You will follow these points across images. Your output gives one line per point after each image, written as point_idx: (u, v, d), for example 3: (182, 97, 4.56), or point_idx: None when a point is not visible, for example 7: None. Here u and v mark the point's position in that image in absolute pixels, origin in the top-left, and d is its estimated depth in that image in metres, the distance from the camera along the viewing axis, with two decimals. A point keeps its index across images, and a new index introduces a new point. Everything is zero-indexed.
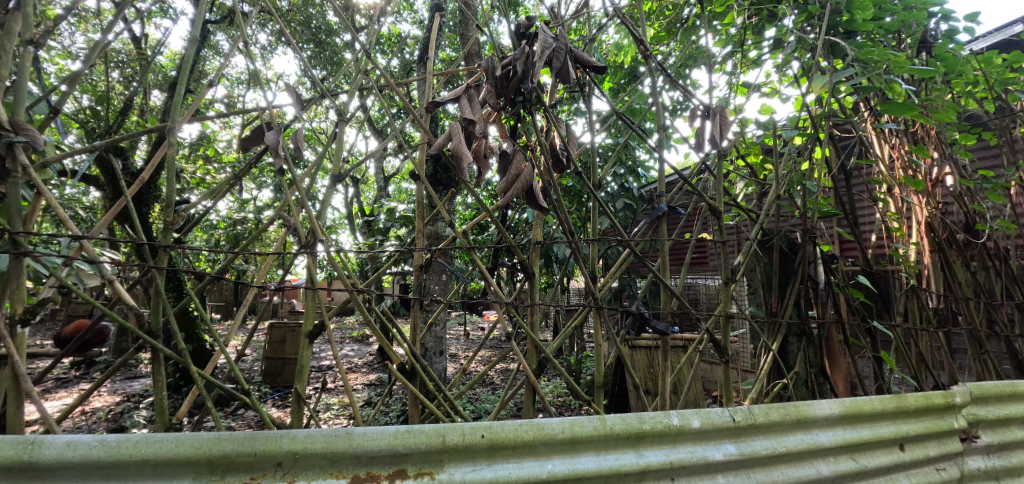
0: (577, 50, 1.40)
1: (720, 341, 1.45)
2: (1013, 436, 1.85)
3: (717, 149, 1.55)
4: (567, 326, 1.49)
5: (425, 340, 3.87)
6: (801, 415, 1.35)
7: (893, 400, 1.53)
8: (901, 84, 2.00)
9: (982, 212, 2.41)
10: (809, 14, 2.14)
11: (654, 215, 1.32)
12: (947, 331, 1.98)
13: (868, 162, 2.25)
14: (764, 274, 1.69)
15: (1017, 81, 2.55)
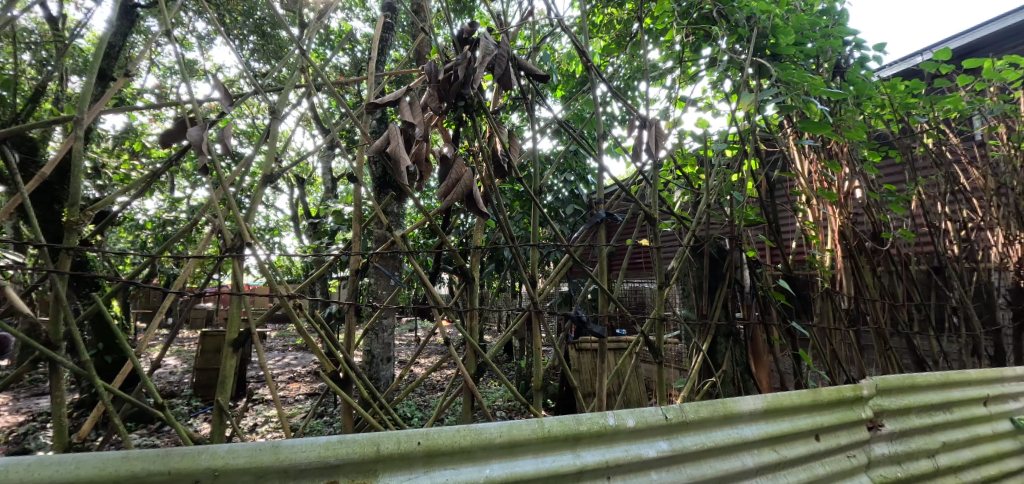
0: (521, 57, 1.41)
1: (654, 343, 1.50)
2: (911, 423, 2.05)
3: (653, 159, 1.62)
4: (510, 328, 1.49)
5: (371, 347, 3.76)
6: (727, 410, 1.42)
7: (810, 394, 1.65)
8: (817, 105, 2.18)
9: (886, 223, 2.65)
10: (739, 36, 2.29)
11: (593, 221, 1.35)
12: (857, 330, 2.16)
13: (790, 175, 2.43)
14: (695, 278, 1.78)
15: (916, 106, 2.85)
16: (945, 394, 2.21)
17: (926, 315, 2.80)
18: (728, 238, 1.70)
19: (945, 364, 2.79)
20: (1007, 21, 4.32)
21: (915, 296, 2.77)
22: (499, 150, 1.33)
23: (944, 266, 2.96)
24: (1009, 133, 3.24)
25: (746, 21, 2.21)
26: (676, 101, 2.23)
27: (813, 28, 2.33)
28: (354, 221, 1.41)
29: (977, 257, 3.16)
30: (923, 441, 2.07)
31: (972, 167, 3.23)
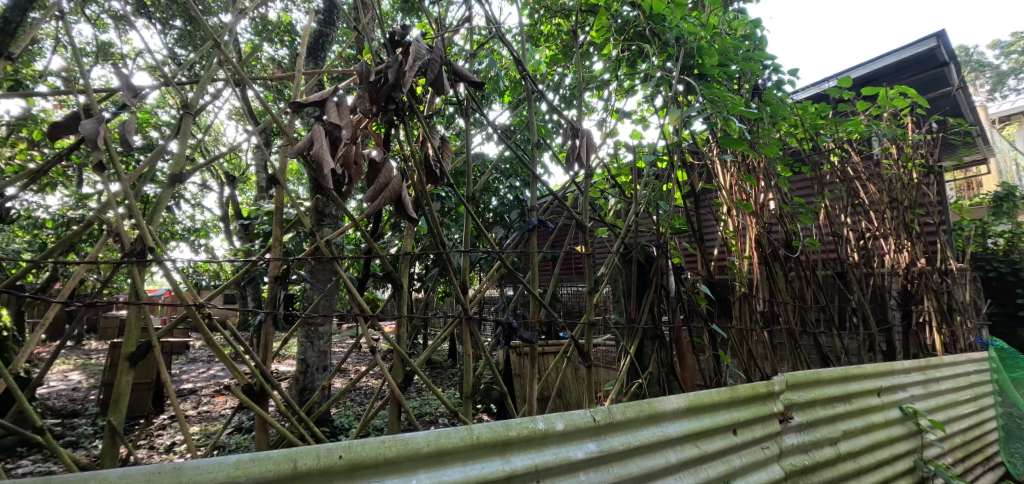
0: (456, 62, 1.41)
1: (584, 347, 1.54)
2: (816, 415, 2.24)
3: (585, 168, 1.67)
4: (441, 333, 1.47)
5: (306, 355, 3.57)
6: (653, 410, 1.49)
7: (728, 392, 1.77)
8: (736, 123, 2.35)
9: (797, 232, 2.89)
10: (670, 54, 2.42)
11: (525, 228, 1.38)
12: (770, 331, 2.34)
13: (713, 187, 2.59)
14: (624, 283, 1.85)
15: (824, 127, 3.14)
16: (845, 387, 2.44)
17: (830, 315, 3.08)
18: (654, 245, 1.79)
19: (846, 359, 3.08)
20: (902, 54, 4.88)
21: (821, 298, 3.04)
22: (429, 154, 1.31)
23: (845, 272, 3.28)
24: (899, 153, 3.65)
25: (675, 41, 2.35)
26: (610, 112, 2.31)
27: (735, 52, 2.51)
28: (276, 225, 1.34)
29: (873, 263, 3.52)
30: (826, 431, 2.27)
31: (868, 183, 3.60)
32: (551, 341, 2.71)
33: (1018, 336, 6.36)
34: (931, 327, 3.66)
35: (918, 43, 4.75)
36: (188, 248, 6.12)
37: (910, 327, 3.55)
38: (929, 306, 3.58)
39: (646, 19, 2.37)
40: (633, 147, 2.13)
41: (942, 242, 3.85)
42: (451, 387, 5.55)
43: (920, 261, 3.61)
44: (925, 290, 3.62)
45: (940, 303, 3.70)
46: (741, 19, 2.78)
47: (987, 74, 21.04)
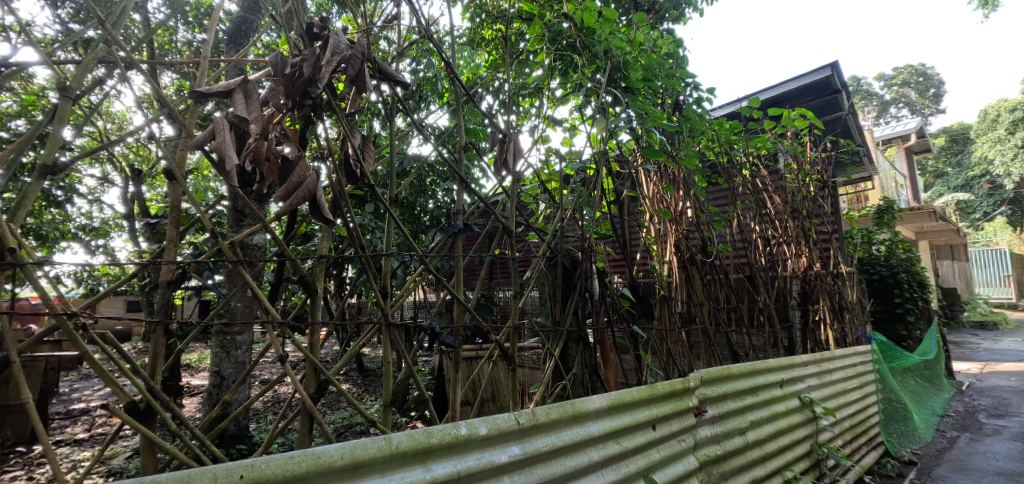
0: (381, 60, 1.37)
1: (509, 350, 1.55)
2: (727, 407, 2.41)
3: (512, 173, 1.68)
4: (360, 339, 1.41)
5: (221, 367, 3.29)
6: (576, 410, 1.52)
7: (648, 389, 1.85)
8: (657, 134, 2.47)
9: (712, 238, 3.10)
10: (598, 66, 2.51)
11: (451, 231, 1.36)
12: (686, 330, 2.48)
13: (637, 194, 2.72)
14: (550, 287, 1.88)
15: (736, 141, 3.40)
16: (752, 381, 2.65)
17: (740, 316, 3.32)
18: (578, 249, 1.84)
19: (754, 354, 3.35)
20: (803, 80, 5.50)
21: (732, 299, 3.27)
22: (350, 154, 1.26)
23: (753, 275, 3.56)
24: (799, 168, 4.03)
25: (603, 54, 2.44)
26: (541, 119, 2.35)
27: (659, 68, 2.65)
28: (170, 225, 1.22)
29: (776, 267, 3.85)
30: (736, 422, 2.46)
31: (774, 194, 3.95)
32: (475, 345, 2.69)
33: (894, 330, 7.28)
34: (824, 324, 4.08)
35: (816, 71, 5.38)
36: (83, 250, 5.45)
37: (807, 324, 3.93)
38: (822, 306, 3.98)
39: (576, 31, 2.44)
40: (562, 153, 2.18)
41: (833, 248, 4.30)
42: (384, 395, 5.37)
43: (815, 264, 4.02)
44: (819, 291, 4.04)
45: (832, 302, 4.14)
46: (666, 38, 2.96)
47: (872, 102, 23.92)
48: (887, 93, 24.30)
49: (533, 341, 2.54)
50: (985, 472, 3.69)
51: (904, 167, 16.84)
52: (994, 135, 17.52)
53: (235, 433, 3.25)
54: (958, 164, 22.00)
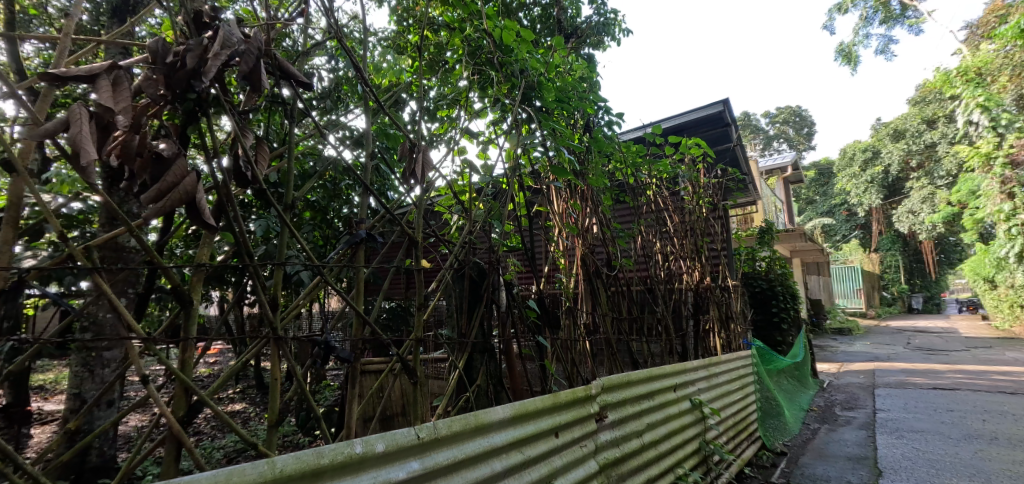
0: (280, 56, 1.29)
1: (411, 364, 1.51)
2: (625, 411, 2.56)
3: (419, 183, 1.64)
4: (245, 354, 1.30)
5: (82, 389, 2.84)
6: (479, 422, 1.51)
7: (551, 398, 1.90)
8: (565, 153, 2.57)
9: (616, 253, 3.27)
10: (512, 83, 2.56)
11: (352, 241, 1.31)
12: (589, 341, 2.59)
13: (545, 208, 2.80)
14: (456, 299, 1.86)
15: (640, 164, 3.66)
16: (649, 386, 2.83)
17: (640, 326, 3.54)
18: (487, 262, 1.85)
19: (652, 361, 3.59)
20: (700, 112, 6.08)
21: (633, 311, 3.48)
22: (239, 155, 1.16)
23: (653, 288, 3.83)
24: (695, 191, 4.42)
25: (518, 73, 2.50)
26: (456, 131, 2.35)
27: (573, 91, 2.76)
28: (7, 222, 1.05)
29: (672, 281, 4.16)
30: (633, 425, 2.61)
31: (672, 214, 4.28)
32: (380, 358, 2.59)
33: (772, 337, 8.20)
34: (713, 332, 4.48)
35: (710, 105, 5.98)
36: None
37: (698, 333, 4.30)
38: (710, 316, 4.37)
39: (494, 47, 2.47)
40: (475, 165, 2.19)
41: (722, 263, 4.75)
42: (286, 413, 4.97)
43: (705, 279, 4.41)
44: (709, 303, 4.44)
45: (718, 313, 4.57)
46: (580, 62, 3.15)
47: (758, 135, 27.06)
48: (769, 128, 27.63)
49: (441, 353, 2.49)
50: (838, 457, 4.25)
51: (782, 194, 19.19)
52: (850, 170, 20.61)
53: (97, 465, 2.82)
54: (822, 193, 25.54)
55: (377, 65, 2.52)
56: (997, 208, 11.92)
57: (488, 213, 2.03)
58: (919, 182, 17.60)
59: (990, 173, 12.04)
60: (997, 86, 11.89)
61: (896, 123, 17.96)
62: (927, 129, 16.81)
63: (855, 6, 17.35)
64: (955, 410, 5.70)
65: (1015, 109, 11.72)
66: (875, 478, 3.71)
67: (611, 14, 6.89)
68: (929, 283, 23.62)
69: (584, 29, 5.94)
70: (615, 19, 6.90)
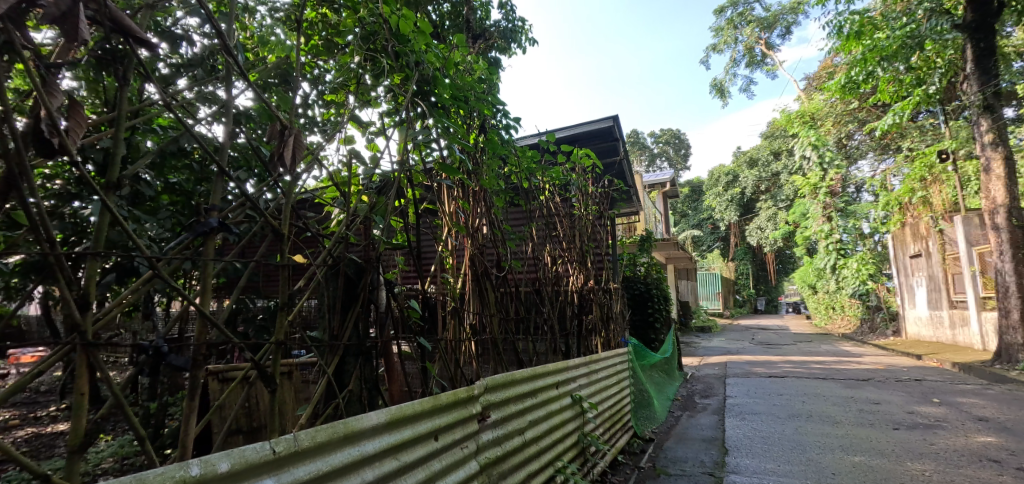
0: (111, 5, 1.06)
1: (268, 370, 1.35)
2: (507, 410, 2.59)
3: (287, 171, 1.47)
4: (40, 363, 1.04)
5: None
6: (349, 430, 1.41)
7: (430, 401, 1.84)
8: (457, 149, 2.51)
9: (506, 255, 3.29)
10: (404, 75, 2.42)
11: (198, 230, 1.13)
12: (474, 341, 2.56)
13: (434, 206, 2.71)
14: (328, 299, 1.71)
15: (533, 170, 3.77)
16: (532, 384, 2.91)
17: (526, 326, 3.62)
18: (365, 259, 1.74)
19: (537, 361, 3.69)
20: (592, 125, 6.50)
21: (521, 311, 3.54)
22: (41, 118, 0.93)
23: (540, 289, 3.94)
24: (582, 200, 4.69)
25: (413, 65, 2.37)
26: (346, 116, 2.15)
27: (471, 91, 2.73)
28: None
29: (560, 282, 4.31)
30: (516, 423, 2.66)
31: (562, 220, 4.46)
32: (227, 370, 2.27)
33: (646, 335, 8.99)
34: (594, 332, 4.75)
35: (602, 120, 6.43)
36: None
37: (581, 332, 4.53)
38: (592, 317, 4.63)
39: (390, 34, 2.32)
40: (375, 155, 2.02)
41: (605, 267, 5.07)
42: (129, 427, 4.26)
43: (588, 281, 4.67)
44: (591, 304, 4.71)
45: (599, 314, 4.87)
46: (481, 65, 3.16)
47: (643, 153, 29.70)
48: (653, 147, 30.42)
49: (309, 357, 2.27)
50: (695, 440, 4.77)
51: (660, 207, 21.21)
52: (715, 189, 23.46)
53: None
54: (693, 208, 28.78)
55: (260, 37, 2.26)
56: (819, 228, 14.44)
57: (372, 207, 1.89)
58: (765, 203, 20.63)
59: (816, 199, 14.53)
60: (824, 129, 14.40)
61: (751, 152, 20.86)
62: (774, 159, 19.80)
63: (725, 47, 19.84)
64: (784, 394, 6.74)
65: (835, 149, 14.31)
66: (722, 456, 4.22)
67: (518, 22, 7.05)
68: (770, 288, 27.85)
69: (492, 33, 6.02)
70: (523, 27, 7.11)
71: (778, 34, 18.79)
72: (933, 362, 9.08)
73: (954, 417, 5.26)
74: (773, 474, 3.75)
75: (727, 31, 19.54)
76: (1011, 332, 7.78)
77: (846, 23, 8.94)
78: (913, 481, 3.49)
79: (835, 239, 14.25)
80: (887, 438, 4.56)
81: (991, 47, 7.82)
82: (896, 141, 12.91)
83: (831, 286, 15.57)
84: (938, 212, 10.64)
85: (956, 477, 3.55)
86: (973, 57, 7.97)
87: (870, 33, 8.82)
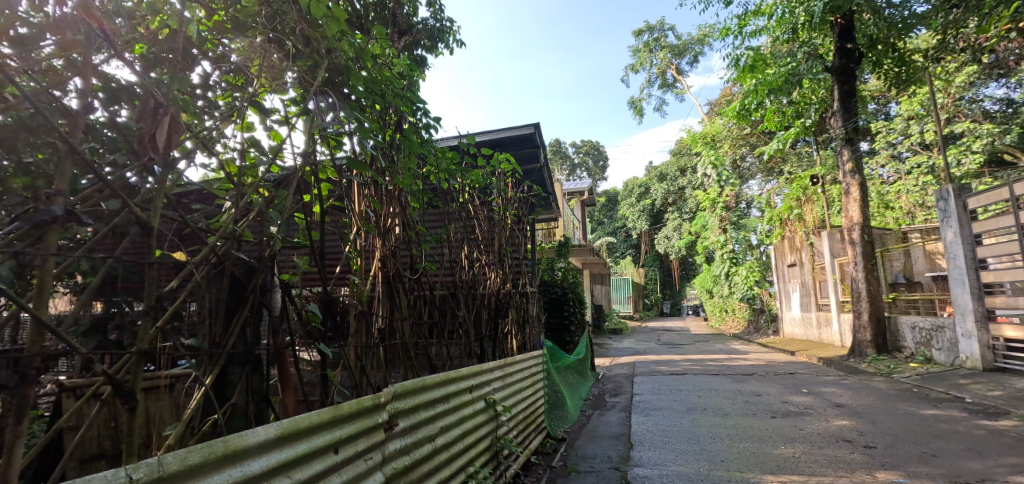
0: None
1: (125, 384, 1.18)
2: (416, 416, 2.49)
3: (162, 157, 1.29)
4: None
5: None
6: (230, 449, 1.26)
7: (329, 412, 1.71)
8: (368, 146, 2.34)
9: (420, 257, 3.18)
10: (313, 64, 2.20)
11: (37, 219, 0.96)
12: (381, 347, 2.43)
13: (341, 204, 2.52)
14: (208, 303, 1.52)
15: (450, 171, 3.70)
16: (444, 389, 2.84)
17: (439, 329, 3.54)
18: (258, 259, 1.59)
19: (450, 365, 3.61)
20: (514, 131, 6.58)
21: (434, 315, 3.45)
22: None
23: (456, 291, 3.88)
24: (501, 204, 4.69)
25: (324, 52, 2.16)
26: (252, 102, 1.91)
27: (390, 86, 2.60)
28: None
29: (476, 285, 4.26)
30: (426, 430, 2.58)
31: (481, 223, 4.44)
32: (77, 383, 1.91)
33: (562, 337, 9.25)
34: (509, 335, 4.77)
35: (523, 126, 6.53)
36: None
37: (496, 336, 4.54)
38: (506, 320, 4.65)
39: (299, 17, 2.11)
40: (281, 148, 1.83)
41: (522, 271, 5.12)
42: None
43: (504, 285, 4.69)
44: (507, 308, 4.73)
45: (515, 316, 4.91)
46: (401, 59, 3.03)
47: (563, 162, 30.71)
48: (573, 157, 31.57)
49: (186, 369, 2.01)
50: (605, 437, 4.97)
51: (579, 215, 22.05)
52: (628, 200, 24.90)
53: None
54: (608, 217, 30.25)
55: None
56: (716, 238, 15.84)
57: (269, 202, 1.71)
58: (671, 214, 22.24)
59: (714, 213, 15.92)
60: (722, 149, 15.86)
61: (661, 167, 22.40)
62: (680, 173, 21.43)
63: (641, 68, 21.15)
64: (683, 390, 7.27)
65: (731, 168, 15.80)
66: (628, 450, 4.43)
67: (446, 22, 6.95)
68: (674, 293, 30.05)
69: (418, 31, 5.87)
70: (450, 28, 7.02)
71: (687, 61, 20.42)
72: (804, 357, 10.31)
73: (818, 404, 6.01)
74: (672, 464, 4.01)
75: (643, 54, 20.85)
76: (861, 331, 9.07)
77: (742, 56, 9.93)
78: (786, 462, 3.91)
79: (729, 249, 15.73)
80: (766, 426, 5.08)
81: (852, 89, 9.12)
82: (780, 164, 14.56)
83: (725, 291, 17.12)
84: (809, 227, 12.16)
85: (820, 456, 4.03)
86: (839, 96, 9.24)
87: (760, 68, 9.90)
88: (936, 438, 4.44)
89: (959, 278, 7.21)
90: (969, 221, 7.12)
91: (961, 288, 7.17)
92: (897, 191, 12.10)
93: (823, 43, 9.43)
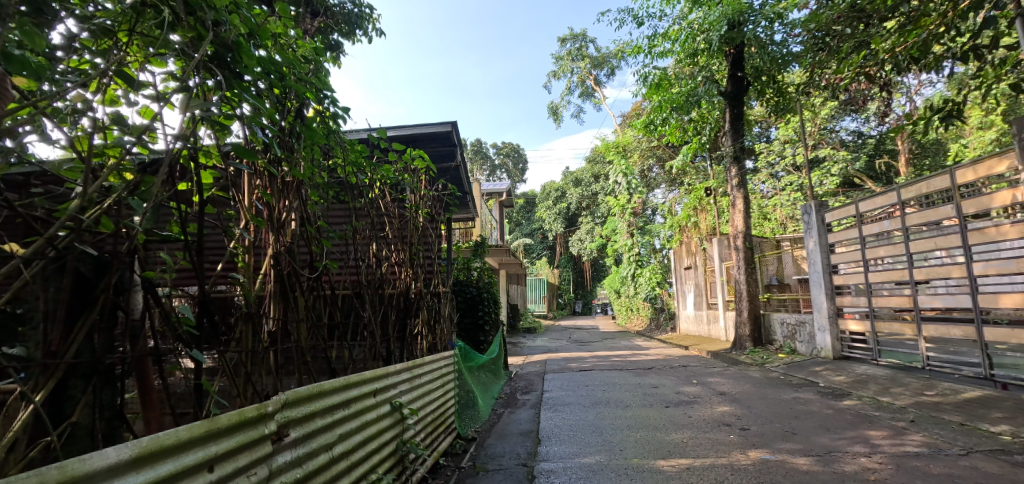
0: None
1: None
2: (311, 424, 2.33)
3: None
4: None
5: None
6: (69, 475, 1.08)
7: (203, 425, 1.54)
8: (261, 134, 2.11)
9: (321, 254, 2.96)
10: (198, 37, 1.92)
11: None
12: (270, 351, 2.22)
13: (226, 194, 2.26)
14: (44, 304, 1.29)
15: (357, 165, 3.49)
16: (344, 394, 2.69)
17: (341, 331, 3.32)
18: (113, 255, 1.38)
19: (352, 368, 3.42)
20: (431, 127, 6.44)
21: (336, 317, 3.23)
22: None
23: (361, 291, 3.68)
24: (413, 202, 4.54)
25: (211, 24, 1.89)
26: (117, 74, 1.65)
27: (293, 71, 2.36)
28: None
29: (383, 285, 4.07)
30: (322, 439, 2.41)
31: (391, 220, 4.27)
32: None
33: (476, 336, 9.27)
34: (418, 336, 4.63)
35: (441, 124, 6.40)
36: None
37: (404, 336, 4.39)
38: (414, 321, 4.50)
39: None
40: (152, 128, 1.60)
41: (434, 271, 5.00)
42: None
43: (414, 285, 4.57)
44: (416, 308, 4.60)
45: (425, 317, 4.79)
46: (306, 42, 2.79)
47: (484, 163, 30.84)
48: (493, 158, 31.78)
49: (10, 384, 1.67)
50: (513, 435, 5.03)
51: (497, 216, 22.31)
52: (545, 203, 25.64)
53: None
54: (526, 219, 30.92)
55: None
56: (624, 242, 16.87)
57: (131, 190, 1.48)
58: (585, 219, 23.27)
59: (623, 217, 16.94)
60: (632, 159, 16.92)
61: (576, 172, 23.33)
62: (594, 180, 22.46)
63: (562, 76, 21.84)
64: (589, 385, 7.62)
65: (639, 177, 16.90)
66: (535, 446, 4.54)
67: (365, 8, 6.62)
68: (585, 293, 31.51)
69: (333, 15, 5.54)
70: (369, 16, 6.71)
71: (604, 74, 21.50)
72: (695, 351, 11.32)
73: (705, 393, 6.61)
74: (575, 456, 4.17)
75: (564, 63, 21.64)
76: (742, 327, 10.17)
77: (653, 74, 10.66)
78: (675, 448, 4.24)
79: (635, 252, 16.83)
80: (659, 415, 5.48)
81: (741, 113, 10.18)
82: (682, 176, 15.86)
83: (630, 292, 18.28)
84: (703, 234, 13.40)
85: (703, 440, 4.42)
86: (731, 118, 10.24)
87: (666, 87, 10.71)
88: (795, 418, 5.09)
89: (818, 280, 8.33)
90: (825, 232, 8.25)
91: (819, 289, 8.29)
92: (774, 204, 13.73)
93: (719, 69, 10.46)
